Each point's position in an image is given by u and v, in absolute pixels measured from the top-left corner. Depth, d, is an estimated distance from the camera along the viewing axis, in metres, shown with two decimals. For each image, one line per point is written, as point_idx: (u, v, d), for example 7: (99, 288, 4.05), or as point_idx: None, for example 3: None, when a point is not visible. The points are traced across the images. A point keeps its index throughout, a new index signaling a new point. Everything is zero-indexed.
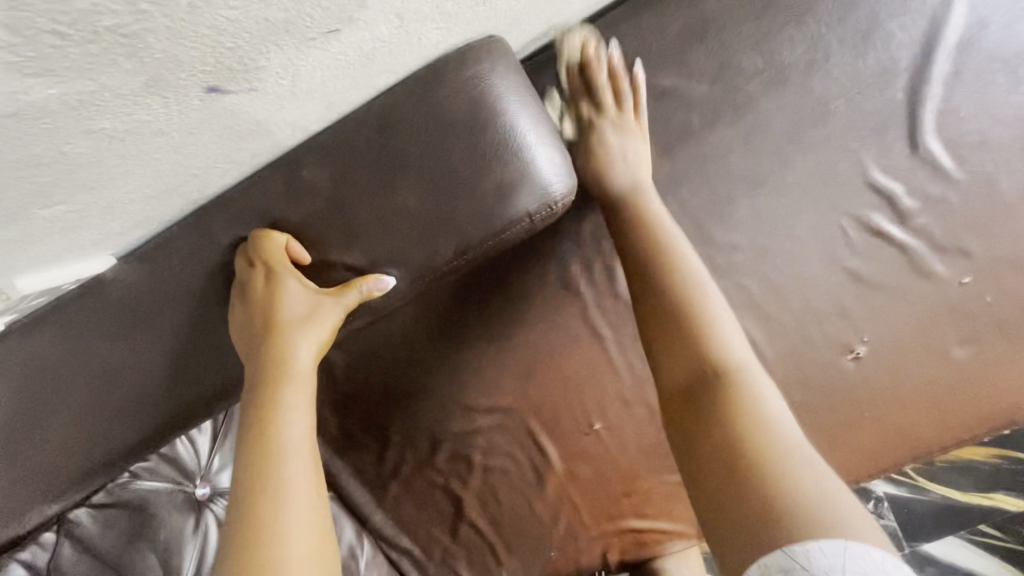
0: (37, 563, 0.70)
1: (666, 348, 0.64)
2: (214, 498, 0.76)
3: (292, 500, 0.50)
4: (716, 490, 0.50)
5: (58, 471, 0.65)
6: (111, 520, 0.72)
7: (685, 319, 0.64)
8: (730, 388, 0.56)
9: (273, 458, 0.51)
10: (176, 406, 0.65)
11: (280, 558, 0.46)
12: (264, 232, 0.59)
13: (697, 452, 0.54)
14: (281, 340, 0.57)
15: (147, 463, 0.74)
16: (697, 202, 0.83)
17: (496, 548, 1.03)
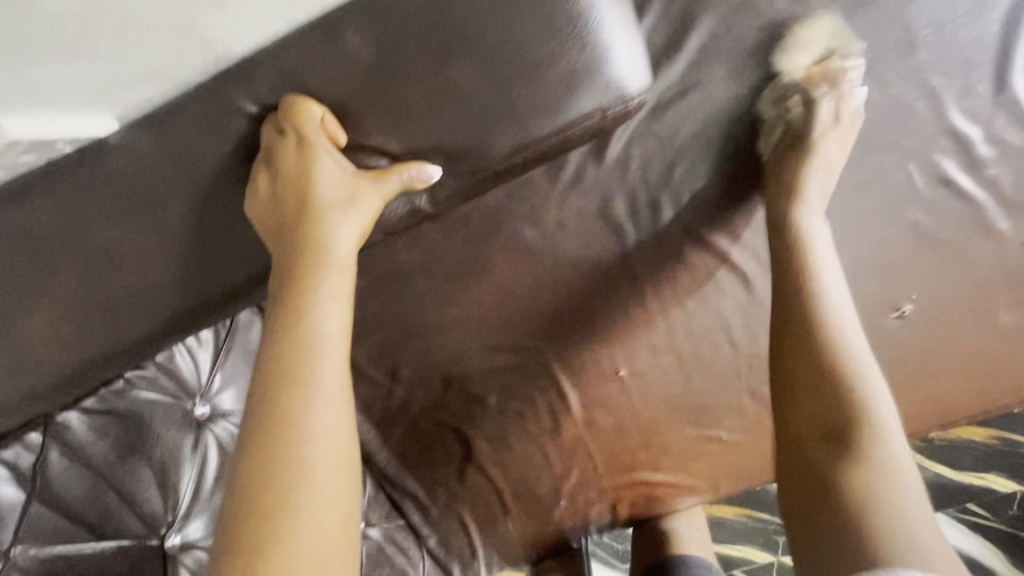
0: (20, 464, 0.64)
1: (792, 390, 0.63)
2: (214, 419, 0.70)
3: (320, 397, 0.45)
4: (813, 531, 0.52)
5: (45, 365, 0.60)
6: (104, 427, 0.66)
7: (823, 360, 0.62)
8: (860, 441, 0.55)
9: (304, 348, 0.46)
10: (181, 303, 0.58)
11: (306, 456, 0.44)
12: (296, 100, 0.51)
13: (811, 494, 0.54)
14: (317, 222, 0.50)
15: (144, 372, 0.67)
16: (756, 134, 0.77)
17: (504, 496, 1.02)
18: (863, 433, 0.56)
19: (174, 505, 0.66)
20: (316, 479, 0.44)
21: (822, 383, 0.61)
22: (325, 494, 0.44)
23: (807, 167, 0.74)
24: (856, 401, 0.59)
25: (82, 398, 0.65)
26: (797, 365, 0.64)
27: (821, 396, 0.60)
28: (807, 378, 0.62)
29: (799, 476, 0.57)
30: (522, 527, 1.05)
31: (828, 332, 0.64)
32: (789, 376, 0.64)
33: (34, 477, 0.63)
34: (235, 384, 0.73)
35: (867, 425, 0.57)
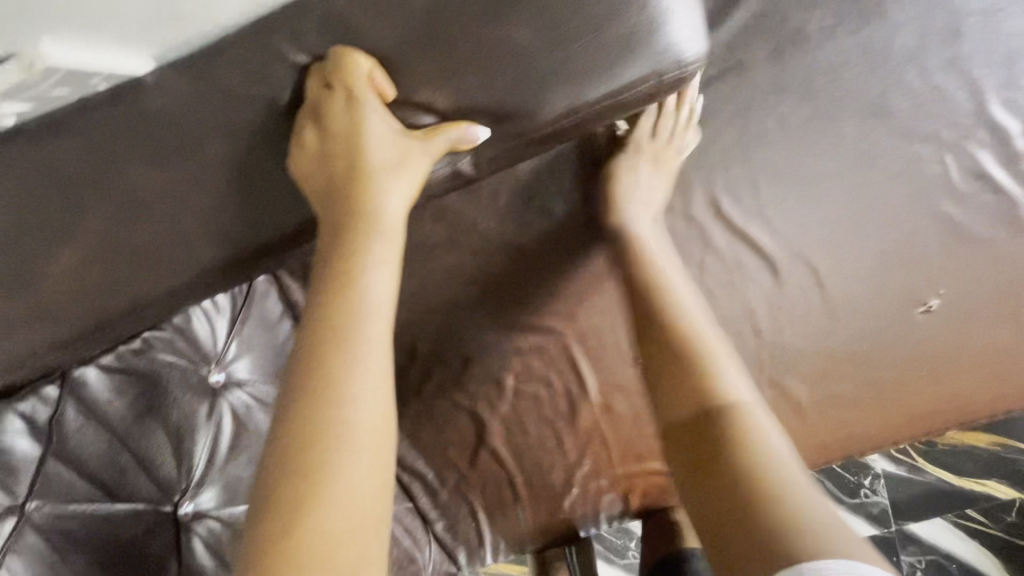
0: (37, 417, 0.59)
1: (666, 392, 0.67)
2: (228, 386, 0.71)
3: (363, 362, 0.45)
4: (716, 522, 0.54)
5: (66, 314, 0.60)
6: (122, 386, 0.63)
7: (689, 357, 0.67)
8: (737, 425, 0.60)
9: (351, 309, 0.45)
10: (213, 256, 0.59)
11: (346, 419, 0.43)
12: (344, 51, 0.50)
13: (711, 487, 0.57)
14: (367, 186, 0.50)
15: (162, 333, 0.66)
16: (795, 117, 0.76)
17: (515, 481, 1.00)
18: (736, 416, 0.61)
19: (190, 468, 0.64)
20: (354, 444, 0.42)
21: (691, 382, 0.65)
22: (361, 461, 0.42)
23: (816, 156, 0.77)
24: (718, 387, 0.64)
25: (99, 355, 0.63)
26: (665, 366, 0.68)
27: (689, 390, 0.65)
28: (675, 377, 0.66)
29: (702, 474, 0.58)
30: (533, 515, 1.02)
31: (683, 328, 0.69)
32: (659, 380, 0.68)
33: (50, 432, 0.58)
34: (250, 352, 0.75)
35: (739, 411, 0.61)
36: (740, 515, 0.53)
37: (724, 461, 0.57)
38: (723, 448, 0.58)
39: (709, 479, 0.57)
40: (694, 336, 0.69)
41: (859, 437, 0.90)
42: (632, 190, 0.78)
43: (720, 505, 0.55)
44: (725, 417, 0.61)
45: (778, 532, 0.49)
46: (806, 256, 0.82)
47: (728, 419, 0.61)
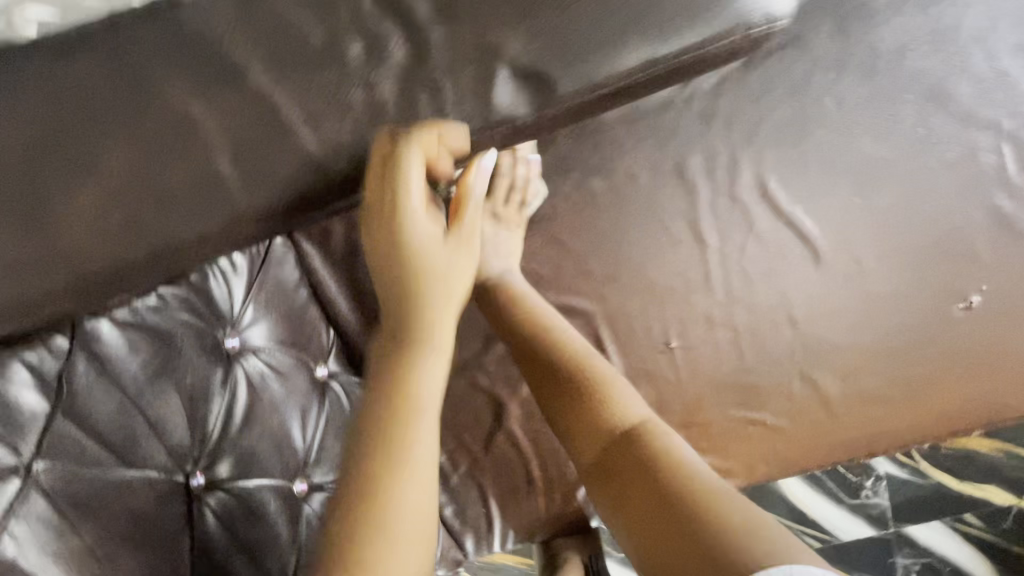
0: (46, 369, 0.52)
1: (577, 427, 0.64)
2: (244, 352, 0.69)
3: (427, 423, 0.51)
4: (659, 545, 0.52)
5: (68, 246, 0.55)
6: (138, 343, 0.57)
7: (588, 386, 0.66)
8: (648, 446, 0.59)
9: (409, 413, 0.51)
10: (229, 203, 0.58)
11: (394, 522, 0.46)
12: (393, 146, 0.58)
13: (644, 508, 0.54)
14: (421, 300, 0.56)
15: (177, 291, 0.61)
16: (856, 95, 0.72)
17: (530, 465, 0.97)
18: (647, 435, 0.60)
19: (204, 437, 0.60)
20: (400, 545, 0.46)
21: (593, 413, 0.64)
22: (403, 564, 0.45)
23: (875, 137, 0.74)
24: (618, 412, 0.63)
25: (114, 306, 0.57)
26: (564, 401, 0.67)
27: (589, 418, 0.64)
28: (582, 407, 0.65)
29: (633, 499, 0.56)
30: (545, 502, 0.99)
31: (576, 355, 0.70)
32: (561, 416, 0.66)
33: (60, 387, 0.51)
34: (265, 319, 0.72)
35: (646, 430, 0.61)
36: (678, 528, 0.51)
37: (651, 479, 0.56)
38: (648, 466, 0.57)
39: (641, 501, 0.55)
40: (584, 363, 0.69)
41: (888, 436, 0.87)
42: (493, 249, 0.79)
43: (650, 527, 0.53)
44: (636, 439, 0.60)
45: (724, 534, 0.49)
46: (851, 244, 0.79)
47: (642, 439, 0.60)
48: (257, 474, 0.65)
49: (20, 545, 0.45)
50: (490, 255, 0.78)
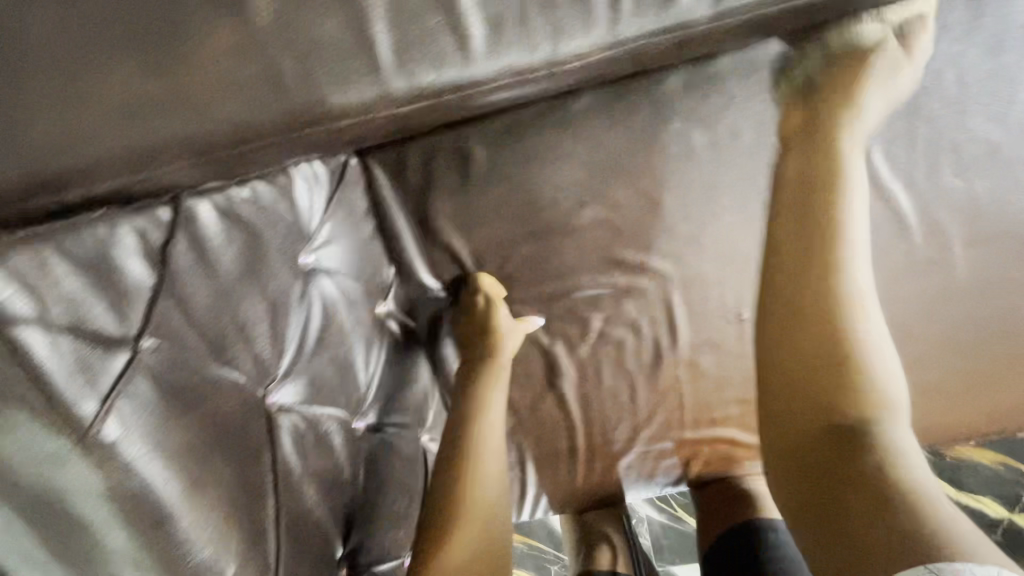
0: (152, 241, 0.39)
1: (809, 391, 0.57)
2: (317, 273, 0.63)
3: (490, 448, 0.74)
4: (851, 545, 0.48)
5: (195, 108, 0.47)
6: (233, 234, 0.48)
7: (837, 350, 0.58)
8: (874, 426, 0.54)
9: (476, 445, 0.73)
10: (375, 91, 0.52)
11: (465, 520, 0.67)
12: (477, 275, 0.82)
13: (838, 477, 0.51)
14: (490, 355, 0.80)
15: (263, 187, 0.53)
16: (979, 72, 0.71)
17: (575, 433, 0.93)
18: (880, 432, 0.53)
19: (283, 352, 0.54)
20: (468, 532, 0.66)
21: (843, 386, 0.56)
22: (475, 529, 0.67)
23: (987, 116, 0.72)
24: (884, 401, 0.56)
25: (210, 189, 0.48)
26: (798, 354, 0.60)
27: (828, 381, 0.57)
28: (826, 376, 0.57)
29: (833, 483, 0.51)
30: (582, 470, 0.96)
31: (842, 303, 0.60)
32: (800, 374, 0.58)
33: (166, 266, 0.39)
34: (338, 240, 0.67)
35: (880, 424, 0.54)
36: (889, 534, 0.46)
37: (860, 468, 0.51)
38: (870, 464, 0.51)
39: (847, 495, 0.50)
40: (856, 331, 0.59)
41: (941, 427, 0.86)
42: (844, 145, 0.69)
43: (844, 500, 0.50)
44: (870, 429, 0.54)
45: (930, 534, 0.45)
46: (942, 227, 0.78)
47: (870, 431, 0.54)
48: (322, 402, 0.60)
49: (124, 429, 0.34)
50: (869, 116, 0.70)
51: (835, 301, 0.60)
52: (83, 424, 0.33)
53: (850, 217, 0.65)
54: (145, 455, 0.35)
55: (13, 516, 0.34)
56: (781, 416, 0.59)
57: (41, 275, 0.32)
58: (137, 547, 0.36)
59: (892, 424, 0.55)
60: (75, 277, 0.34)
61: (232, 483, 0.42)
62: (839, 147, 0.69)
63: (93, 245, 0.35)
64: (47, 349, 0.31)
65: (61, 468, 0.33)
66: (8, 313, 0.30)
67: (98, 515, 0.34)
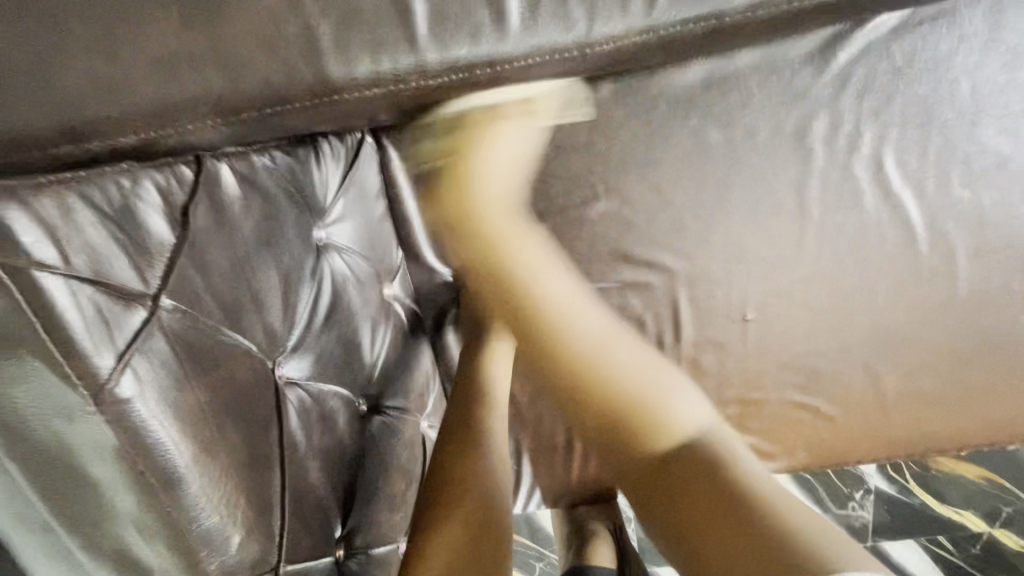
0: (175, 198, 0.39)
1: (618, 434, 0.58)
2: (329, 248, 0.63)
3: (488, 436, 0.68)
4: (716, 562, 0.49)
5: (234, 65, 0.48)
6: (252, 201, 0.48)
7: (613, 394, 0.60)
8: (700, 456, 0.54)
9: (474, 432, 0.68)
10: (410, 62, 0.53)
11: (455, 511, 0.62)
12: None
13: (687, 540, 0.51)
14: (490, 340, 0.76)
15: (282, 157, 0.53)
16: (993, 84, 0.72)
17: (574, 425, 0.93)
18: (701, 445, 0.55)
19: (294, 325, 0.54)
20: (455, 524, 0.61)
21: (642, 430, 0.57)
22: (466, 521, 0.61)
23: (998, 129, 0.74)
24: (658, 393, 0.60)
25: (231, 154, 0.48)
26: (638, 470, 0.57)
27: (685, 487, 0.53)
28: (625, 423, 0.58)
29: (691, 514, 0.52)
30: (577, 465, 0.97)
31: (575, 350, 0.63)
32: (596, 432, 0.61)
33: (186, 224, 0.38)
34: (351, 218, 0.67)
35: (700, 433, 0.57)
36: (738, 520, 0.49)
37: (707, 515, 0.51)
38: (691, 469, 0.53)
39: (698, 511, 0.51)
40: (619, 360, 0.62)
41: (942, 438, 0.86)
42: (516, 245, 0.72)
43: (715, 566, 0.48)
44: (680, 455, 0.55)
45: (793, 557, 0.46)
46: (948, 237, 0.79)
47: (676, 456, 0.55)
48: (328, 378, 0.60)
49: (141, 387, 0.33)
50: (495, 158, 0.74)
51: (540, 321, 0.66)
52: (98, 379, 0.31)
53: (487, 198, 0.73)
54: (158, 417, 0.34)
55: (28, 469, 0.34)
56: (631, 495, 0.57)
57: (66, 221, 0.32)
58: (143, 510, 0.35)
59: (695, 439, 0.56)
60: (100, 226, 0.33)
61: (240, 453, 0.40)
62: (478, 206, 0.73)
63: (117, 197, 0.35)
64: (67, 297, 0.30)
65: (71, 423, 0.32)
66: (30, 257, 0.30)
67: (106, 475, 0.34)
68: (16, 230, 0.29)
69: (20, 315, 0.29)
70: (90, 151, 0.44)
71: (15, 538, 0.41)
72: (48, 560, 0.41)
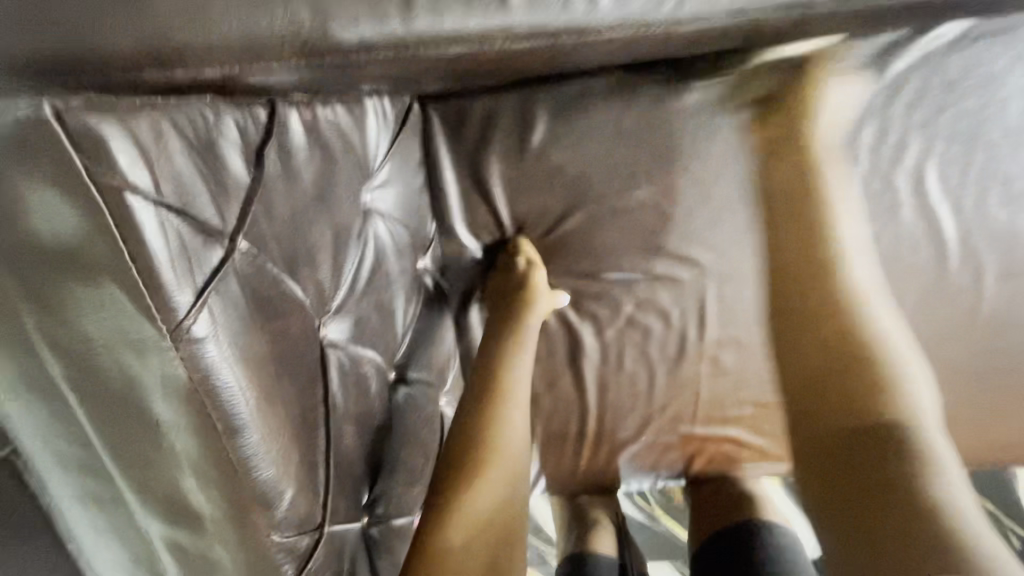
0: (251, 137, 0.37)
1: (856, 392, 0.62)
2: (373, 212, 0.61)
3: (505, 417, 0.69)
4: (876, 530, 0.53)
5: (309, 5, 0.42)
6: (315, 153, 0.46)
7: (871, 372, 0.63)
8: (910, 439, 0.58)
9: (492, 412, 0.68)
10: (500, 21, 0.48)
11: (468, 486, 0.62)
12: (520, 240, 0.81)
13: (867, 494, 0.56)
14: (515, 319, 0.77)
15: (339, 110, 0.51)
16: None
17: (587, 415, 0.92)
18: (895, 420, 0.59)
19: (339, 284, 0.53)
20: (466, 500, 0.61)
21: (882, 389, 0.62)
22: (477, 495, 0.62)
23: None
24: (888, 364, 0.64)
25: (298, 100, 0.45)
26: (848, 409, 0.62)
27: (876, 444, 0.58)
28: (858, 369, 0.64)
29: (851, 471, 0.58)
30: (587, 455, 0.95)
31: (847, 313, 0.67)
32: (818, 381, 0.65)
33: (260, 167, 0.37)
34: (394, 184, 0.65)
35: (902, 419, 0.59)
36: (898, 494, 0.54)
37: (885, 479, 0.55)
38: (898, 447, 0.57)
39: (870, 483, 0.56)
40: (874, 333, 0.66)
41: None
42: (833, 168, 0.73)
43: (878, 517, 0.54)
44: (898, 423, 0.59)
45: (957, 542, 0.50)
46: (979, 256, 0.79)
47: (896, 426, 0.59)
48: (365, 343, 0.59)
49: (213, 327, 0.32)
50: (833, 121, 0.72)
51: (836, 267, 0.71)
52: (175, 315, 0.30)
53: (827, 129, 0.72)
54: (228, 361, 0.33)
55: (96, 400, 0.33)
56: (817, 438, 0.63)
57: (158, 146, 0.30)
58: (202, 458, 0.34)
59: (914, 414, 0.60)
60: (186, 156, 0.32)
61: (293, 407, 0.39)
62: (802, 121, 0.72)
63: (201, 127, 0.33)
64: (155, 227, 0.29)
65: (143, 360, 0.31)
66: (123, 179, 0.28)
67: (169, 417, 0.33)
68: (112, 148, 0.28)
69: (109, 244, 0.28)
70: (174, 83, 0.37)
71: (65, 477, 0.41)
72: (98, 500, 0.41)
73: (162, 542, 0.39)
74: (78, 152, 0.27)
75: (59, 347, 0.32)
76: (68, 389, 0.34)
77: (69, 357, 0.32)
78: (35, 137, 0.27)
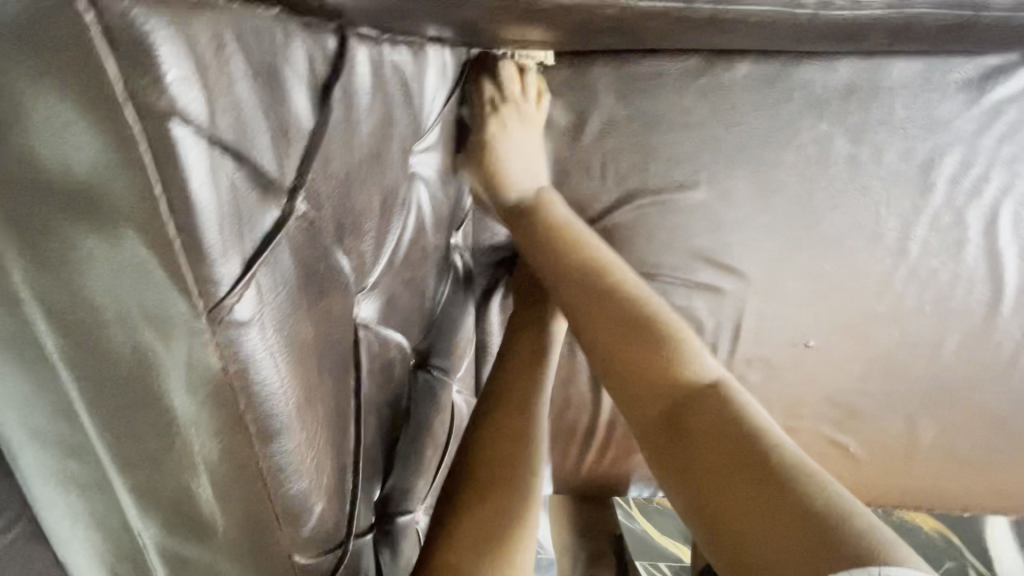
0: (315, 73, 0.30)
1: (632, 376, 0.50)
2: (417, 176, 0.53)
3: (509, 418, 0.60)
4: (722, 532, 0.40)
5: None
6: (379, 103, 0.39)
7: (646, 334, 0.52)
8: (711, 407, 0.45)
9: (498, 411, 0.61)
10: None
11: (468, 496, 0.55)
12: None
13: (695, 502, 0.42)
14: (548, 311, 0.70)
15: (404, 54, 0.44)
16: None
17: (597, 423, 0.87)
18: (699, 390, 0.47)
19: (380, 254, 0.46)
20: (465, 513, 0.54)
21: (658, 362, 0.50)
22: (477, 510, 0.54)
23: None
24: (664, 328, 0.52)
25: (367, 36, 0.38)
26: (633, 400, 0.49)
27: (676, 435, 0.45)
28: (629, 346, 0.51)
29: (671, 467, 0.45)
30: (591, 459, 0.88)
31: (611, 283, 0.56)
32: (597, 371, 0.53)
33: (325, 113, 0.30)
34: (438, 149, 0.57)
35: (699, 388, 0.47)
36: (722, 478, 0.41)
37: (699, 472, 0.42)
38: (701, 423, 0.45)
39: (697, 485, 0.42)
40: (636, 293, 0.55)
41: (950, 497, 0.83)
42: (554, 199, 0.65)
43: (726, 524, 0.40)
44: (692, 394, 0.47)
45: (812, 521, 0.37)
46: None
47: (697, 400, 0.46)
48: (393, 323, 0.52)
49: (259, 310, 0.25)
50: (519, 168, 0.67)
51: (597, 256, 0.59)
52: (216, 294, 0.24)
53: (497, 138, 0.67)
54: (271, 351, 0.26)
55: (94, 379, 0.26)
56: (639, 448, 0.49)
57: (216, 63, 0.23)
58: (223, 465, 0.28)
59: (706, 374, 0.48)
60: (247, 84, 0.24)
61: (330, 406, 0.33)
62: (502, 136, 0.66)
63: (267, 49, 0.26)
64: (207, 173, 0.22)
65: (168, 338, 0.25)
66: (173, 101, 0.21)
67: (188, 411, 0.26)
68: (160, 57, 0.20)
69: (144, 186, 0.21)
70: None
71: (34, 454, 0.34)
72: (76, 485, 0.34)
73: (154, 549, 0.32)
74: (115, 56, 0.20)
75: (57, 310, 0.25)
76: (55, 360, 0.27)
77: (68, 324, 0.25)
78: (56, 27, 0.19)
